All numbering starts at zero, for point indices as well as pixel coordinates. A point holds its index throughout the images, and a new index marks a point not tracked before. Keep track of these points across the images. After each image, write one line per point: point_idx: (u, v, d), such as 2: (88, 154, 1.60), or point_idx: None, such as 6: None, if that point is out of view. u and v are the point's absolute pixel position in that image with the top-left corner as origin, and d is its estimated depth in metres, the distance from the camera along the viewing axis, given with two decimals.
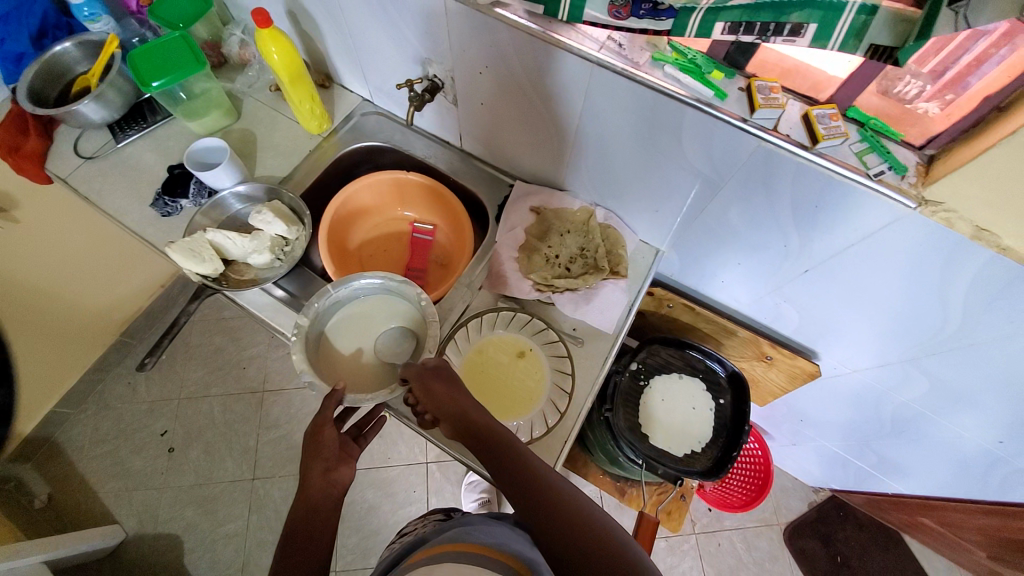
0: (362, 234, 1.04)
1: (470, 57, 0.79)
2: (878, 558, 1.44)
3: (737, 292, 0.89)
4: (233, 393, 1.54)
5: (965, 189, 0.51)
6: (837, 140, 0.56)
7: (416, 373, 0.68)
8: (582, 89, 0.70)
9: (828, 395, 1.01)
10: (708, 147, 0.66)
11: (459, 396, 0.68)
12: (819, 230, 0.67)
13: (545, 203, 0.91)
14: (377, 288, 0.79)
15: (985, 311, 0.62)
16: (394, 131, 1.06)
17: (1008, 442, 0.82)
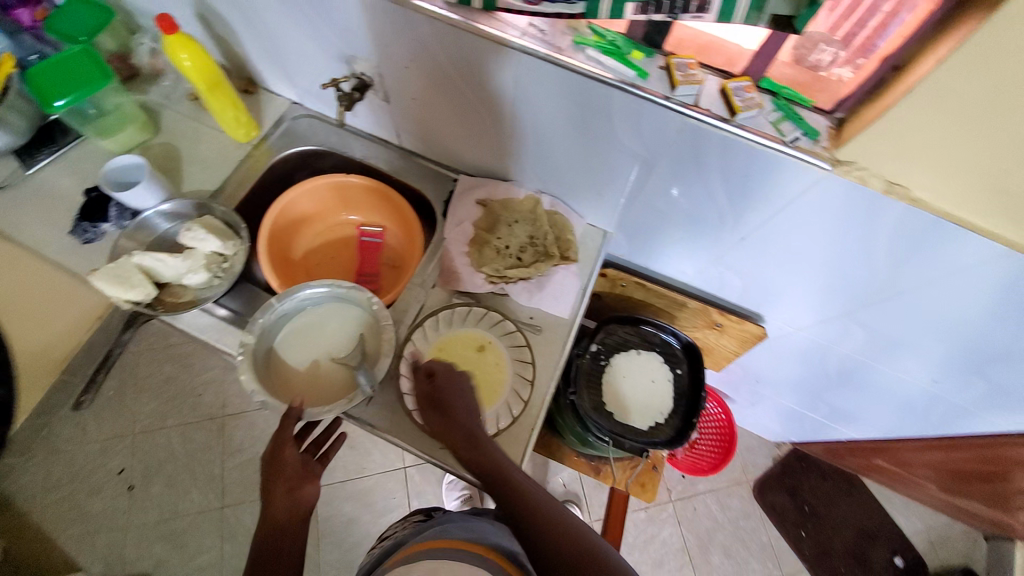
0: (306, 243, 1.00)
1: (397, 52, 0.77)
2: (841, 501, 1.53)
3: (684, 266, 0.92)
4: (191, 421, 1.48)
5: (874, 146, 0.55)
6: (753, 111, 0.59)
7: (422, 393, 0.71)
8: (512, 77, 0.70)
9: (778, 354, 1.06)
10: (638, 127, 0.68)
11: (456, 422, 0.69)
12: (749, 199, 0.70)
13: (490, 195, 0.91)
14: (324, 296, 0.77)
15: (905, 261, 0.67)
16: (328, 134, 1.02)
17: (941, 380, 0.89)
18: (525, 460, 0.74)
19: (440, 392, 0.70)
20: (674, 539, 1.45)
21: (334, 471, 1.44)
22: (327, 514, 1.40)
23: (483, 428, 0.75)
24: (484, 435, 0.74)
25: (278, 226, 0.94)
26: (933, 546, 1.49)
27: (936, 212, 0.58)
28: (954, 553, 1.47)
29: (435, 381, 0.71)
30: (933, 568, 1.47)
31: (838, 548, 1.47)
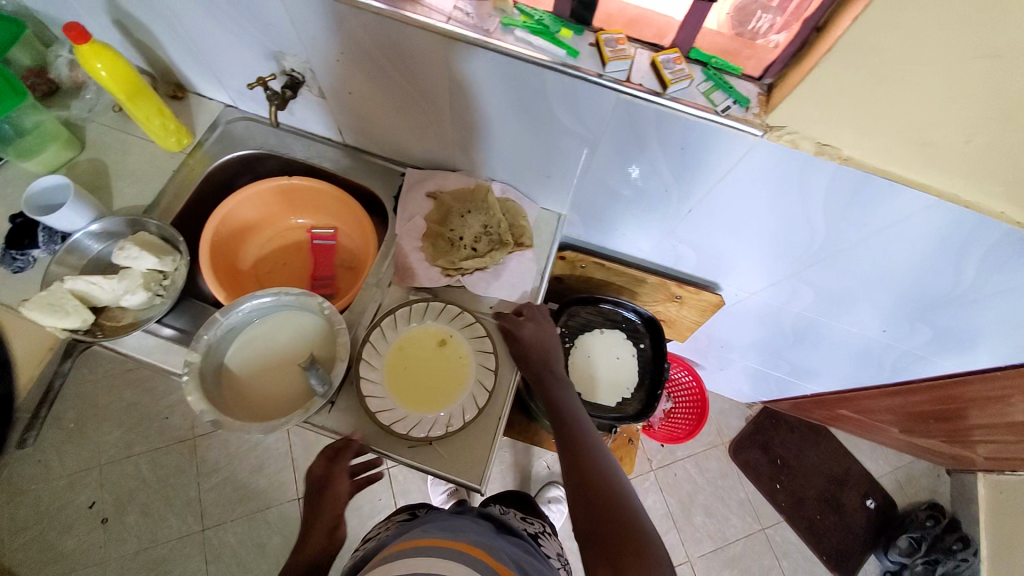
0: (255, 252, 0.97)
1: (324, 45, 0.74)
2: (811, 452, 1.60)
3: (639, 242, 0.93)
4: (160, 446, 1.41)
5: (801, 110, 0.56)
6: (684, 82, 0.59)
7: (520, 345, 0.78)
8: (445, 66, 0.69)
9: (740, 319, 1.09)
10: (576, 108, 0.67)
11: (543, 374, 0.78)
12: (691, 170, 0.70)
13: (439, 187, 0.90)
14: (272, 306, 0.75)
15: (843, 219, 0.69)
16: (265, 135, 0.98)
17: (889, 329, 0.93)
18: (495, 449, 0.74)
19: (524, 353, 0.78)
20: (657, 506, 1.49)
21: None
22: None
23: (448, 422, 0.73)
24: (451, 429, 0.73)
25: (221, 236, 0.90)
26: (900, 486, 1.57)
27: (867, 169, 0.60)
28: (920, 490, 1.56)
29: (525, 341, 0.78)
30: (902, 506, 1.55)
31: (811, 496, 1.54)
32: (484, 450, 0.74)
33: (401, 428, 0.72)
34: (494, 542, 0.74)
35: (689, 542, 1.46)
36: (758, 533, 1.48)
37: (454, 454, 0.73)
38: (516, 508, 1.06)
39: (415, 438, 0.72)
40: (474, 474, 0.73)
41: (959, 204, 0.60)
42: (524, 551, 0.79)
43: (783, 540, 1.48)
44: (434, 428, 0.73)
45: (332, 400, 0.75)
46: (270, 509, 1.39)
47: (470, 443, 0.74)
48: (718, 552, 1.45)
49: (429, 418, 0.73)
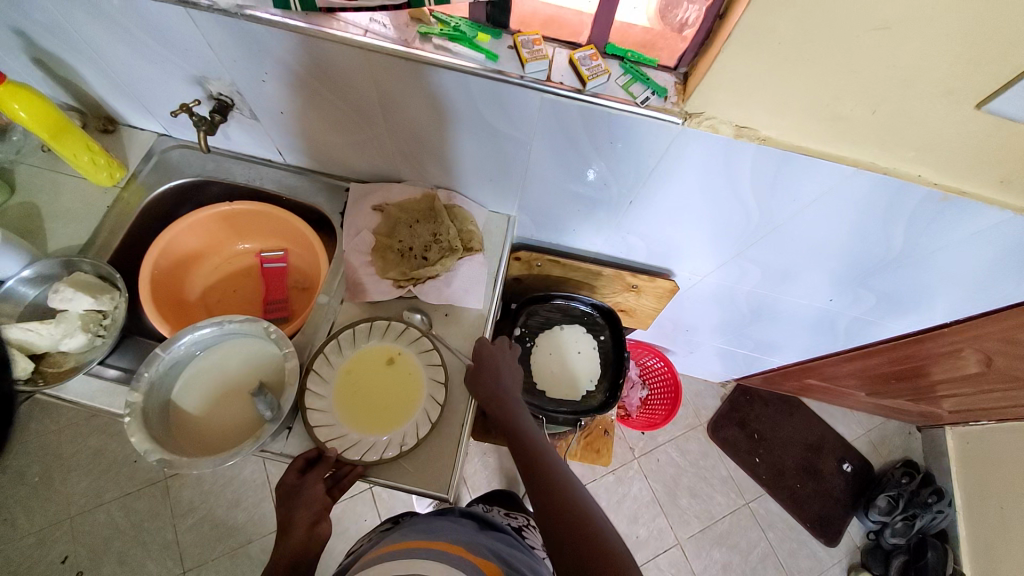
0: (203, 281, 0.95)
1: (250, 67, 0.73)
2: (786, 424, 1.64)
3: (589, 237, 0.94)
4: (133, 490, 1.36)
5: (716, 96, 0.58)
6: (601, 77, 0.60)
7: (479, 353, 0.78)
8: (370, 79, 0.69)
9: (699, 302, 1.11)
10: (504, 110, 0.67)
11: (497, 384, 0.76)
12: (624, 162, 0.72)
13: (385, 199, 0.89)
14: (217, 336, 0.74)
15: (773, 198, 0.72)
16: (204, 161, 0.95)
17: (836, 299, 0.96)
18: (459, 458, 0.74)
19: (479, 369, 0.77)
20: (643, 493, 1.51)
21: None
22: None
23: (403, 441, 0.72)
24: (405, 447, 0.72)
25: (162, 268, 0.88)
26: (874, 447, 1.63)
27: (785, 147, 0.62)
28: (893, 449, 1.62)
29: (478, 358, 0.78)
30: (877, 466, 1.60)
31: (789, 465, 1.58)
32: (447, 461, 0.73)
33: (353, 454, 0.71)
34: (476, 538, 0.73)
35: (677, 525, 1.48)
36: (743, 508, 1.51)
37: (418, 469, 0.72)
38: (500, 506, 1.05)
39: (369, 462, 0.71)
40: (442, 483, 0.72)
41: (877, 172, 0.63)
42: (509, 544, 0.78)
43: (767, 512, 1.52)
44: (388, 450, 0.72)
45: (290, 426, 0.74)
46: (254, 543, 1.35)
47: (433, 456, 0.74)
48: (705, 532, 1.48)
49: (382, 440, 0.72)
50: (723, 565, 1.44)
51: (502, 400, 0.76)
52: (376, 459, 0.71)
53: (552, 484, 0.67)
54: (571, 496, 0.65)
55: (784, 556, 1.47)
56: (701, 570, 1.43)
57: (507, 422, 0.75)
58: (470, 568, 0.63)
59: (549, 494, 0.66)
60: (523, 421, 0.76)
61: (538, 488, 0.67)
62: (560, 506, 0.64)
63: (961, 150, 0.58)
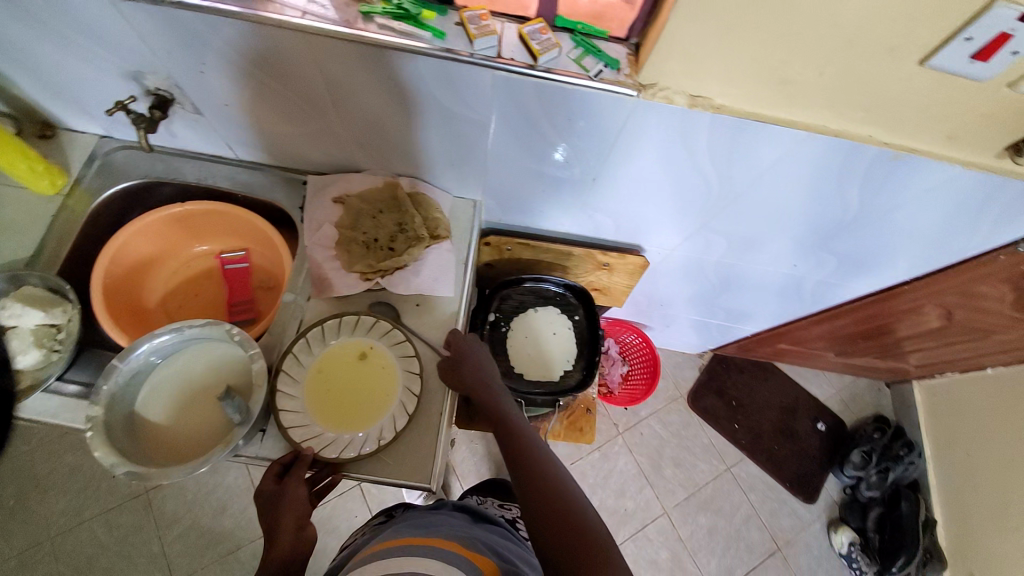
0: (161, 287, 0.92)
1: (188, 58, 0.69)
2: (762, 389, 1.69)
3: (556, 217, 0.94)
4: (114, 505, 1.33)
5: (667, 65, 0.58)
6: (552, 51, 0.59)
7: (455, 339, 0.78)
8: (316, 66, 0.66)
9: (670, 276, 1.13)
10: (456, 90, 0.66)
11: (480, 369, 0.76)
12: (583, 138, 0.71)
13: (345, 191, 0.86)
14: (179, 342, 0.72)
15: (732, 167, 0.72)
16: (151, 161, 0.91)
17: (800, 263, 0.98)
18: (439, 447, 0.73)
19: (462, 357, 0.76)
20: (629, 467, 1.54)
21: None
22: None
23: (380, 435, 0.72)
24: (384, 441, 0.71)
25: (115, 276, 0.84)
26: (846, 405, 1.69)
27: (737, 114, 0.63)
28: (864, 405, 1.69)
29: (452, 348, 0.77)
30: (849, 423, 1.67)
31: (766, 429, 1.64)
32: (428, 451, 0.73)
33: (331, 452, 0.70)
34: (473, 532, 0.73)
35: (663, 495, 1.52)
36: (725, 473, 1.56)
37: (399, 461, 0.72)
38: (494, 497, 1.07)
39: (348, 458, 0.70)
40: (423, 473, 0.72)
41: (829, 134, 0.64)
42: (503, 538, 0.78)
43: (748, 475, 1.57)
44: (366, 445, 0.71)
45: (264, 428, 0.72)
46: (244, 549, 1.33)
47: (413, 447, 0.73)
48: (691, 499, 1.52)
49: (359, 436, 0.72)
50: (709, 529, 1.49)
51: (486, 387, 0.75)
52: (354, 456, 0.70)
53: (537, 474, 0.66)
54: (554, 488, 0.65)
55: (766, 515, 1.53)
56: (689, 536, 1.48)
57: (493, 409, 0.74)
58: (465, 561, 0.63)
59: (535, 485, 0.65)
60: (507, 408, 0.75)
61: (524, 479, 0.67)
62: (545, 498, 0.64)
63: (906, 108, 0.60)
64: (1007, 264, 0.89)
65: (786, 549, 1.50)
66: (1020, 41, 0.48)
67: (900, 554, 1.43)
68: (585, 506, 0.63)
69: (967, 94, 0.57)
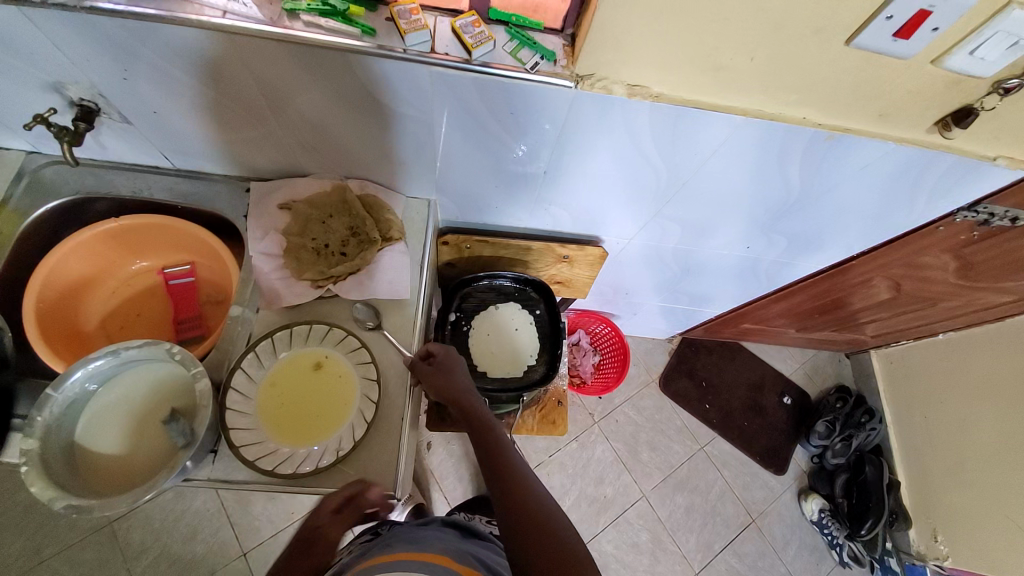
0: (101, 308, 0.87)
1: (106, 64, 0.65)
2: (730, 368, 1.74)
3: (513, 212, 0.93)
4: (74, 541, 1.26)
5: (603, 56, 0.58)
6: (486, 45, 0.58)
7: (445, 349, 0.77)
8: (244, 67, 0.63)
9: (631, 264, 1.14)
10: (393, 87, 0.64)
11: (462, 385, 0.74)
12: (528, 132, 0.70)
13: (290, 197, 0.83)
14: (117, 365, 0.68)
15: (678, 154, 0.73)
16: (82, 176, 0.85)
17: (753, 245, 1.01)
18: (402, 453, 0.72)
19: (448, 366, 0.75)
20: (607, 454, 1.56)
21: (261, 528, 1.34)
22: None
23: (339, 446, 0.70)
24: (342, 452, 0.70)
25: (48, 299, 0.79)
26: (810, 378, 1.75)
27: (675, 102, 0.63)
28: (826, 377, 1.76)
29: (435, 359, 0.76)
30: (814, 395, 1.73)
31: (736, 407, 1.68)
32: (391, 458, 0.72)
33: (286, 468, 0.68)
34: (464, 546, 0.72)
35: (641, 479, 1.54)
36: (699, 452, 1.60)
37: (361, 471, 0.71)
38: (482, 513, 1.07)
39: (305, 472, 0.68)
40: (387, 481, 0.70)
41: (766, 118, 0.65)
42: (493, 553, 0.76)
43: (721, 452, 1.61)
44: (323, 458, 0.69)
45: (215, 449, 0.69)
46: (219, 571, 1.29)
47: (376, 455, 0.72)
48: (668, 480, 1.55)
49: (316, 449, 0.70)
50: (687, 507, 1.53)
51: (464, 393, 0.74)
52: (311, 470, 0.68)
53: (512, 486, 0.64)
54: (527, 500, 0.63)
55: (740, 490, 1.57)
56: (668, 516, 1.51)
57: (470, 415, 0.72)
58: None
59: (510, 497, 0.63)
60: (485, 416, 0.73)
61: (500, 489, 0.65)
62: (520, 510, 0.62)
63: (840, 88, 0.61)
64: (947, 234, 0.93)
65: (760, 520, 1.55)
66: (938, 18, 0.50)
67: (867, 517, 1.47)
68: (560, 520, 0.61)
69: (894, 73, 0.58)
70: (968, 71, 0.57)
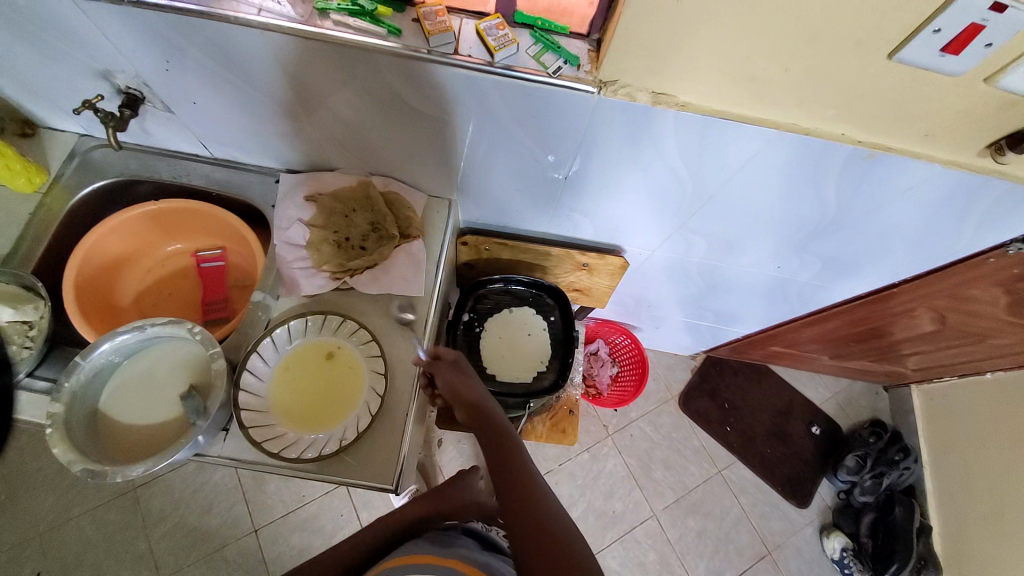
0: (137, 286, 0.93)
1: (151, 55, 0.69)
2: (756, 391, 1.66)
3: (534, 216, 0.92)
4: (102, 502, 1.34)
5: (626, 63, 0.57)
6: (509, 47, 0.58)
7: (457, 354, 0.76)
8: (275, 62, 0.65)
9: (654, 276, 1.11)
10: (416, 85, 0.64)
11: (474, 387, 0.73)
12: (549, 136, 0.70)
13: (316, 189, 0.85)
14: (141, 341, 0.73)
15: (703, 165, 0.70)
16: (128, 159, 0.91)
17: (783, 265, 0.96)
18: (403, 448, 0.72)
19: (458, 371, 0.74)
20: (618, 469, 1.52)
21: (272, 507, 1.38)
22: (274, 553, 1.34)
23: (342, 436, 0.72)
24: (346, 441, 0.71)
25: (88, 274, 0.85)
26: (841, 409, 1.66)
27: (703, 112, 0.61)
28: (861, 409, 1.66)
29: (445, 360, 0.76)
30: (845, 427, 1.63)
31: (759, 432, 1.61)
32: (393, 452, 0.72)
33: (292, 453, 0.70)
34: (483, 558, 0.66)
35: (653, 497, 1.50)
36: (716, 475, 1.54)
37: (363, 462, 0.71)
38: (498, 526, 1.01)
39: (308, 459, 0.70)
40: (387, 474, 0.71)
41: (798, 133, 0.62)
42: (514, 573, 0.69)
43: (739, 478, 1.54)
44: (327, 446, 0.71)
45: (226, 428, 0.72)
46: (230, 546, 1.34)
47: (378, 448, 0.72)
48: (680, 502, 1.50)
49: (322, 436, 0.72)
50: (698, 532, 1.47)
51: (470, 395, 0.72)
52: (314, 457, 0.70)
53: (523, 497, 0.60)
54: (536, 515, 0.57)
55: (757, 520, 1.50)
56: (677, 539, 1.46)
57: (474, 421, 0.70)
58: None
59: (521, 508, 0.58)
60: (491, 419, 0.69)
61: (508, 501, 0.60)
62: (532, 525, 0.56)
63: (880, 104, 0.57)
64: (998, 266, 0.87)
65: (777, 553, 1.47)
66: (991, 33, 0.46)
67: (892, 560, 1.40)
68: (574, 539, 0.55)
69: (941, 90, 0.54)
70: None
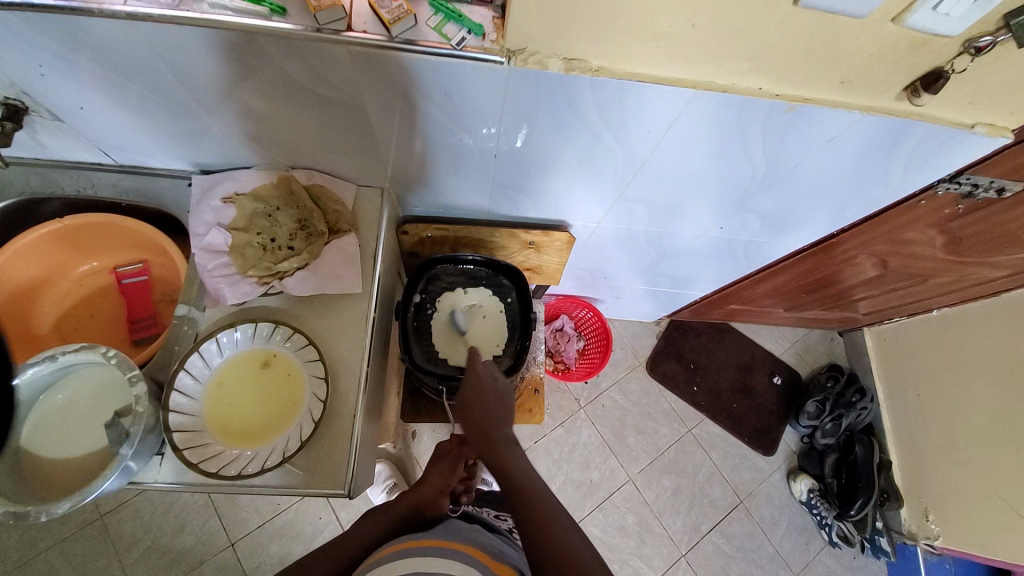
0: (53, 312, 0.86)
1: (16, 61, 0.61)
2: (718, 348, 1.71)
3: (471, 198, 0.90)
4: (69, 534, 1.27)
5: (533, 30, 0.54)
6: (405, 20, 0.55)
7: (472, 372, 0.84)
8: (155, 55, 0.59)
9: (605, 247, 1.10)
10: (312, 67, 0.59)
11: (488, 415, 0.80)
12: (468, 113, 0.66)
13: (234, 189, 0.79)
14: (56, 370, 0.67)
15: (630, 131, 0.68)
16: (26, 176, 0.82)
17: (725, 225, 0.96)
18: (353, 451, 0.70)
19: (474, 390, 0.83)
20: (593, 439, 1.54)
21: (248, 519, 1.34)
22: (255, 564, 1.30)
23: (286, 446, 0.69)
24: (289, 452, 0.69)
25: None
26: (801, 357, 1.72)
27: (617, 75, 0.59)
28: (818, 356, 1.72)
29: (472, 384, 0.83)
30: (805, 375, 1.70)
31: (724, 388, 1.66)
32: (342, 454, 0.70)
33: (230, 471, 0.68)
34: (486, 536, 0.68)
35: (628, 463, 1.53)
36: (687, 435, 1.58)
37: (313, 469, 0.69)
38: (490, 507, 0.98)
39: (252, 474, 0.68)
40: (338, 480, 0.69)
41: (717, 90, 0.60)
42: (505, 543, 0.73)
43: (709, 435, 1.59)
44: (270, 458, 0.69)
45: (161, 452, 0.68)
46: (207, 563, 1.30)
47: (327, 455, 0.70)
48: (655, 463, 1.54)
49: (266, 449, 0.70)
50: (674, 491, 1.52)
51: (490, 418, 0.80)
52: (255, 472, 0.67)
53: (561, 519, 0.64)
54: None
55: (728, 471, 1.56)
56: (654, 500, 1.50)
57: (485, 426, 0.79)
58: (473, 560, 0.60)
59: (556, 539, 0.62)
60: (499, 415, 0.81)
61: (536, 537, 0.63)
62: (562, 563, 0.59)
63: (793, 55, 0.56)
64: (929, 208, 0.90)
65: (748, 501, 1.54)
66: None
67: (857, 496, 1.45)
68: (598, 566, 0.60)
69: (850, 36, 0.54)
70: (932, 30, 0.52)
